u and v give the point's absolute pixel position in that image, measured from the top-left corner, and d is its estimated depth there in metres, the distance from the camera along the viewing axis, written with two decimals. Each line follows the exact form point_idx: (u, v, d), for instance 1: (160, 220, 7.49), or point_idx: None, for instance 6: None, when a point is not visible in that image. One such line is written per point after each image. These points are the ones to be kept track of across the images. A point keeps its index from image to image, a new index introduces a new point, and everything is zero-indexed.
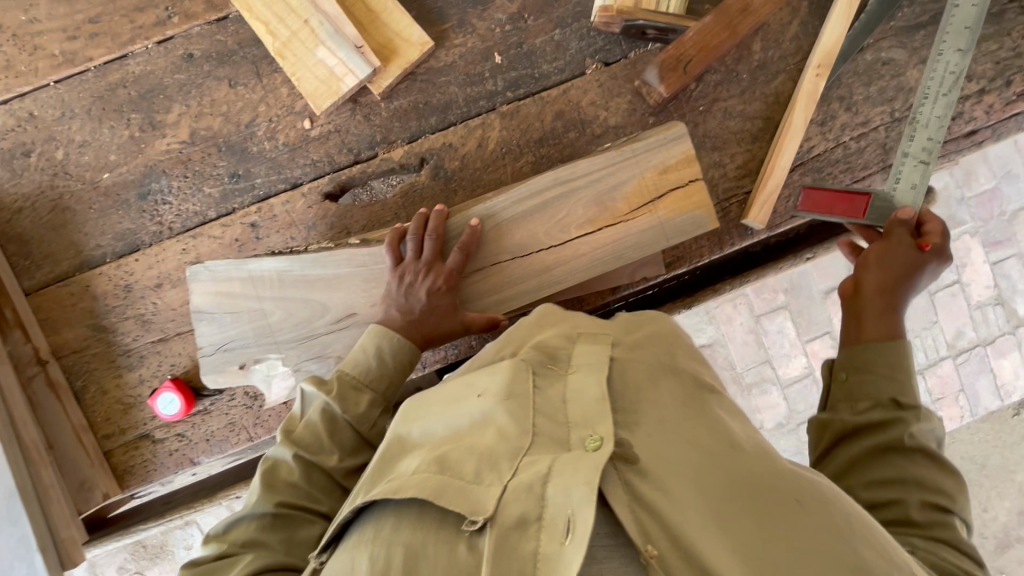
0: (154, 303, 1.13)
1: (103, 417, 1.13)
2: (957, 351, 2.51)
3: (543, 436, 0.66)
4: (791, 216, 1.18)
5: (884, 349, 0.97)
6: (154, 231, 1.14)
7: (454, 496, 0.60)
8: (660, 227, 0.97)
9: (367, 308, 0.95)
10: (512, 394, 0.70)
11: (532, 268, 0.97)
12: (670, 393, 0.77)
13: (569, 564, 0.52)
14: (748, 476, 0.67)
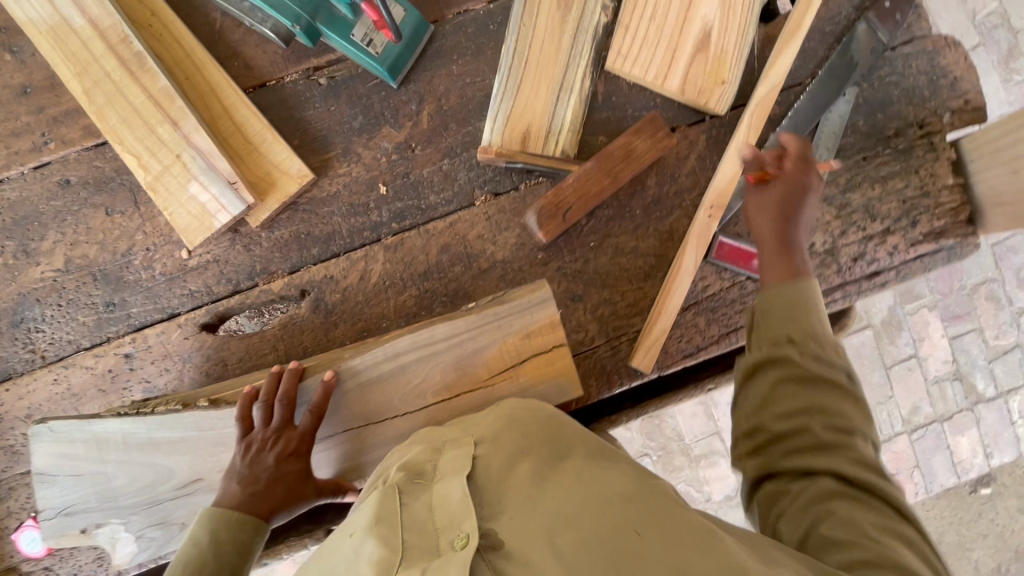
0: (24, 434, 1.11)
1: None
2: (912, 426, 2.37)
3: (413, 549, 0.59)
4: (683, 356, 1.14)
5: (784, 292, 0.88)
6: (27, 360, 1.12)
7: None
8: (523, 393, 0.95)
9: (213, 473, 0.92)
10: (380, 516, 0.64)
11: (389, 430, 0.94)
12: (533, 468, 0.70)
13: None
14: (609, 516, 0.59)
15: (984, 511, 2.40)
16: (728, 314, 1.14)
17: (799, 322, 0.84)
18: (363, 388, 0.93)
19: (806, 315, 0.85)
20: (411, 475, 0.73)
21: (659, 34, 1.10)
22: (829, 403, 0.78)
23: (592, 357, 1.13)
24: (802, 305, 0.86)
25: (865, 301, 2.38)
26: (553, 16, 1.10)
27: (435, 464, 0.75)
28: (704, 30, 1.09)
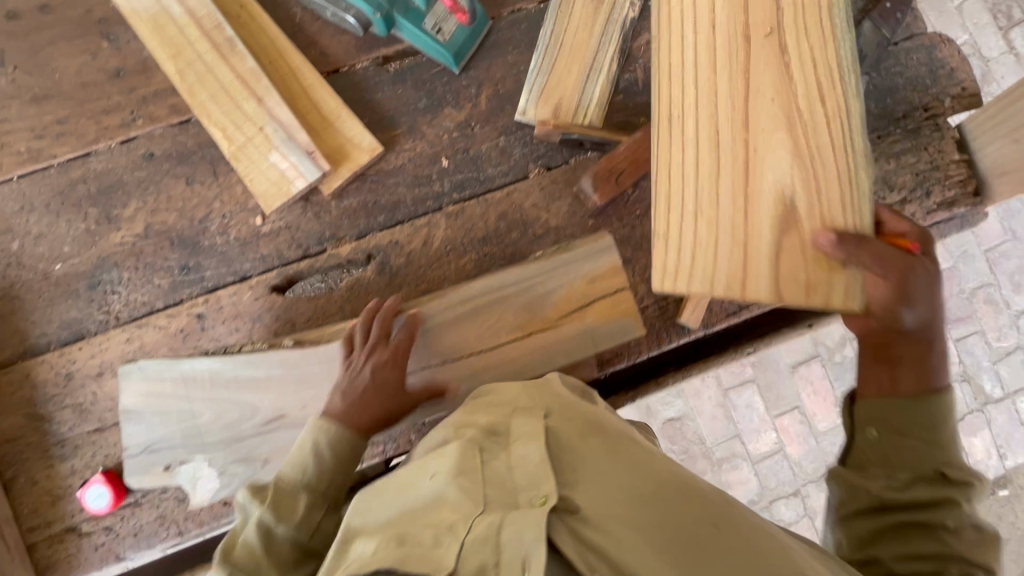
0: (93, 393, 1.14)
1: (32, 509, 1.12)
2: None
3: (493, 504, 0.71)
4: (726, 315, 1.21)
5: (934, 402, 0.90)
6: (101, 321, 1.16)
7: (419, 562, 0.65)
8: (588, 334, 1.01)
9: (294, 412, 0.96)
10: (461, 468, 0.75)
11: (465, 368, 0.99)
12: (599, 442, 0.83)
13: None
14: (680, 552, 0.70)
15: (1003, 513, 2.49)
16: None
17: (936, 450, 0.87)
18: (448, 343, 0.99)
19: (942, 433, 0.89)
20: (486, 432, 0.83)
21: None
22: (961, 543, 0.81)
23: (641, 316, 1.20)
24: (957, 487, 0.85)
25: None
26: (587, 5, 1.23)
27: (507, 422, 0.85)
28: (777, 256, 0.97)
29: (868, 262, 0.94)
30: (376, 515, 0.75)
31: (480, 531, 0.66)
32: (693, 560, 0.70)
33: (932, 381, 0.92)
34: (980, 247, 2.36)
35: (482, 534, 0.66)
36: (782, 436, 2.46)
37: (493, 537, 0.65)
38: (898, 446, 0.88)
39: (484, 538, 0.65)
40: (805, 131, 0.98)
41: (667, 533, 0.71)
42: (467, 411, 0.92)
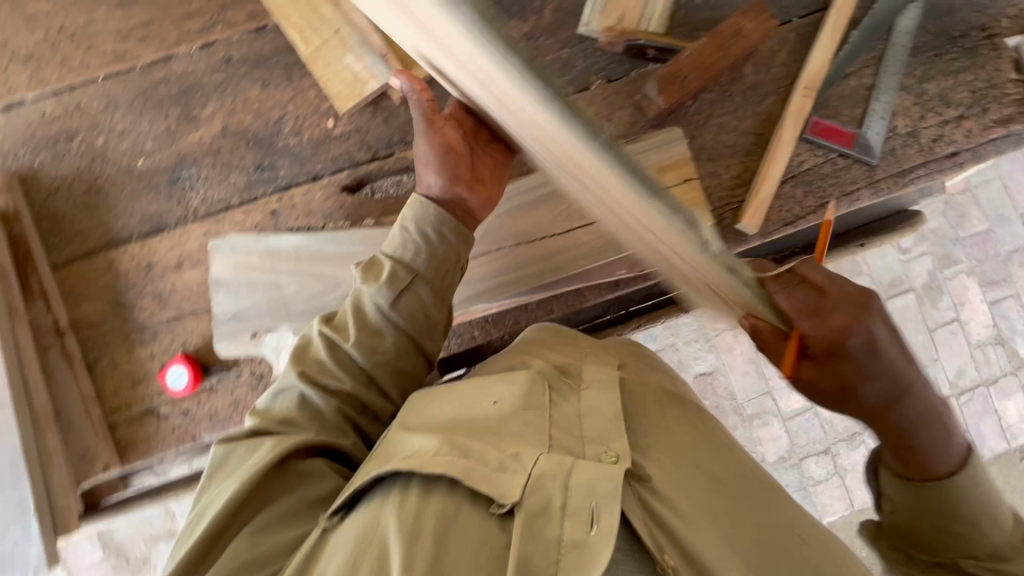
0: (171, 282, 1.19)
1: (112, 390, 1.16)
2: (960, 390, 2.50)
3: (558, 445, 0.77)
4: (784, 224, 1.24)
5: (943, 481, 0.77)
6: (181, 215, 1.21)
7: (482, 480, 0.71)
8: None
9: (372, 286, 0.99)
10: (529, 403, 0.82)
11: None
12: (673, 417, 0.94)
13: (597, 552, 0.64)
14: (739, 521, 0.81)
15: None
16: (822, 187, 1.25)
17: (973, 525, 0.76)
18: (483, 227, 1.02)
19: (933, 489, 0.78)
20: (558, 371, 0.91)
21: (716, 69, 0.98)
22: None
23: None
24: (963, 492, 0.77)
25: (905, 267, 2.50)
26: None
27: (578, 367, 0.94)
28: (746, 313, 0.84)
29: (808, 329, 0.78)
30: (431, 421, 0.82)
31: (549, 469, 0.71)
32: (750, 538, 0.79)
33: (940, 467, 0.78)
34: (1017, 209, 2.50)
35: (557, 466, 0.71)
36: None
37: (567, 466, 0.71)
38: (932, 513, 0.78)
39: (553, 475, 0.70)
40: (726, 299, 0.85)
41: (732, 520, 0.80)
42: (539, 340, 1.03)
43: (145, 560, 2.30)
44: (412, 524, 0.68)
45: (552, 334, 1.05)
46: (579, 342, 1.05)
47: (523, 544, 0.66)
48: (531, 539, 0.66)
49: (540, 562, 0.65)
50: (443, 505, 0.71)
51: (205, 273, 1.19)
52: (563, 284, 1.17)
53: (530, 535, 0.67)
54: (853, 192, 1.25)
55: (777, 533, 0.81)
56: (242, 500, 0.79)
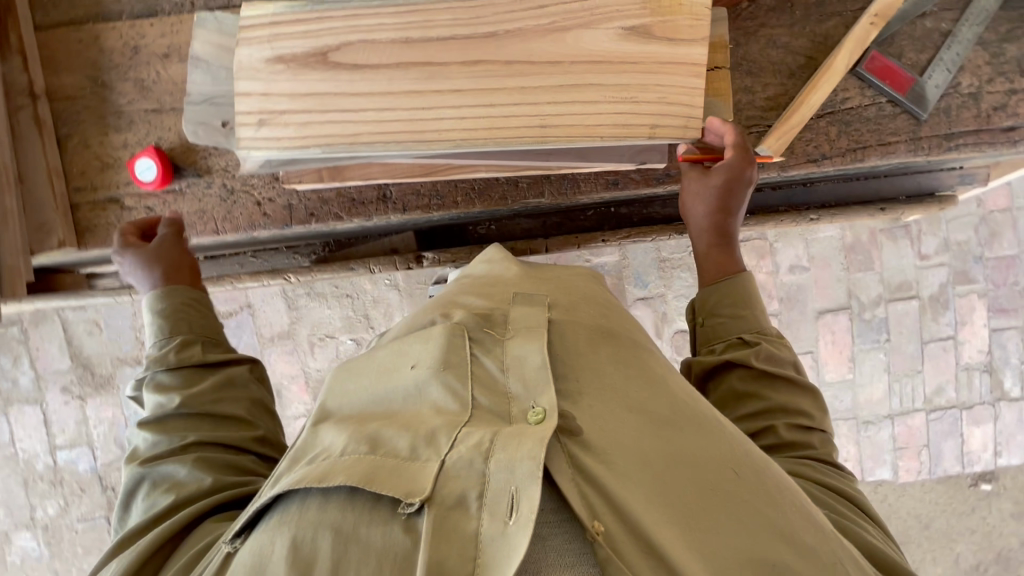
0: (157, 72, 1.12)
1: (80, 171, 1.13)
2: (933, 406, 2.46)
3: (482, 410, 0.72)
4: (807, 161, 1.15)
5: (731, 288, 1.08)
6: (177, 3, 1.13)
7: (389, 479, 0.64)
8: (691, 93, 0.92)
9: (342, 97, 0.90)
10: (448, 361, 0.76)
11: (525, 106, 0.91)
12: (606, 357, 0.82)
13: (512, 543, 0.58)
14: (669, 464, 0.71)
15: (979, 507, 2.53)
16: (860, 131, 1.15)
17: (747, 319, 1.06)
18: (421, 117, 0.90)
19: (746, 309, 1.06)
20: (482, 320, 0.81)
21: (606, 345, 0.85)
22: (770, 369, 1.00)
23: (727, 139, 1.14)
24: (741, 294, 1.07)
25: (918, 273, 2.41)
26: None
27: (504, 312, 0.84)
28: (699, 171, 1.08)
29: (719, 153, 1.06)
30: (350, 404, 0.78)
31: (463, 456, 0.65)
32: (685, 494, 0.69)
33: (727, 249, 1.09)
34: None
35: (471, 451, 0.65)
36: None
37: (484, 447, 0.65)
38: (715, 324, 1.07)
39: (468, 460, 0.64)
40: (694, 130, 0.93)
41: (672, 475, 0.70)
42: (466, 290, 0.94)
43: (110, 379, 2.36)
44: (308, 551, 0.62)
45: (484, 286, 0.94)
46: (510, 283, 0.93)
47: (435, 546, 0.60)
48: (443, 541, 0.60)
49: (455, 563, 0.59)
50: (341, 520, 0.63)
51: None
52: (566, 166, 1.07)
53: (443, 534, 0.60)
54: (891, 143, 1.15)
55: (714, 481, 0.71)
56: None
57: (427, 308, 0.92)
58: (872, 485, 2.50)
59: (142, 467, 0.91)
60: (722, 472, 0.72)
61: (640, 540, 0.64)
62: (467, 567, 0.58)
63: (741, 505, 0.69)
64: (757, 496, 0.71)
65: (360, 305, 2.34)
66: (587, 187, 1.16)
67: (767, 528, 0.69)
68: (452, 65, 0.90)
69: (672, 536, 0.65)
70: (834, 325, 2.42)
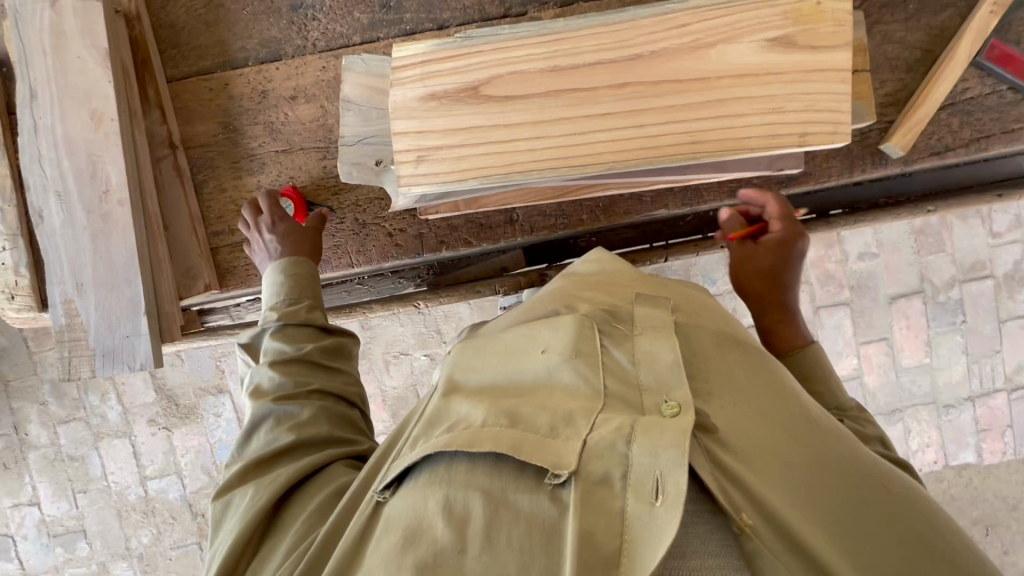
0: (285, 114, 1.16)
1: (217, 215, 1.16)
2: (1014, 385, 2.35)
3: (613, 399, 0.63)
4: (930, 154, 1.15)
5: (803, 362, 1.01)
6: (299, 45, 1.16)
7: (534, 450, 0.57)
8: (835, 98, 0.93)
9: (496, 129, 0.93)
10: (579, 350, 0.68)
11: (674, 124, 0.93)
12: (734, 359, 0.74)
13: (664, 525, 0.51)
14: (808, 471, 0.64)
15: None
16: (982, 120, 1.15)
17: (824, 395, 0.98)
18: (573, 142, 0.93)
19: (823, 384, 0.99)
20: (609, 313, 0.73)
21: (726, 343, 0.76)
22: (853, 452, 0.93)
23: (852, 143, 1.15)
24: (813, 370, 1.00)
25: (990, 252, 2.31)
26: None
27: (631, 309, 0.74)
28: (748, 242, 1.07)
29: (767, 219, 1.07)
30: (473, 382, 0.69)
31: (604, 437, 0.57)
32: (828, 501, 0.63)
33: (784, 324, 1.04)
34: None
35: (612, 433, 0.57)
36: (863, 363, 2.35)
37: (626, 432, 0.57)
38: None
39: (611, 440, 0.57)
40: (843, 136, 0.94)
41: (813, 481, 0.64)
42: (578, 286, 0.83)
43: (194, 409, 2.42)
44: (461, 510, 0.56)
45: (595, 277, 0.86)
46: (627, 280, 0.84)
47: (581, 519, 0.53)
48: (590, 515, 0.53)
49: (604, 537, 0.52)
50: (489, 485, 0.57)
51: (320, 109, 1.15)
52: (695, 178, 1.08)
53: (591, 507, 0.54)
54: (1014, 131, 1.14)
55: (856, 494, 0.65)
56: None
57: (537, 300, 0.84)
58: (957, 469, 2.39)
59: (271, 401, 0.88)
60: (859, 486, 0.66)
61: (788, 543, 0.58)
62: (614, 540, 0.52)
63: (879, 523, 0.64)
64: (896, 515, 0.65)
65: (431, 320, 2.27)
66: (709, 196, 1.17)
67: (910, 550, 0.63)
68: (600, 89, 0.92)
69: (816, 540, 0.59)
70: (907, 310, 2.32)
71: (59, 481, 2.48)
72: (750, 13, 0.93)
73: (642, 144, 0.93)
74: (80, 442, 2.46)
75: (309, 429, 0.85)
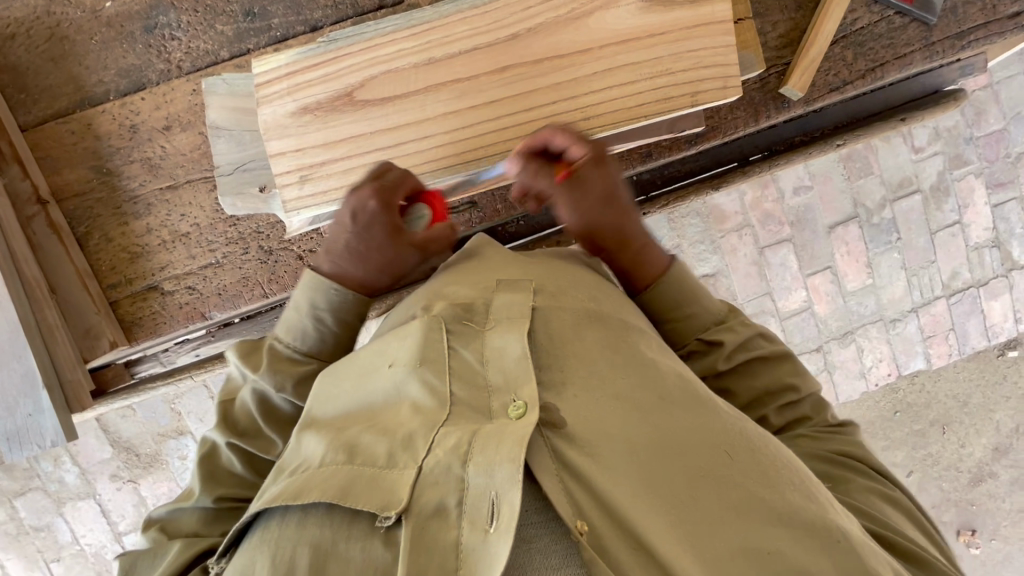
0: (162, 147, 1.07)
1: (108, 267, 1.08)
2: (952, 291, 2.44)
3: (463, 406, 0.60)
4: (829, 90, 1.15)
5: (674, 279, 0.86)
6: (163, 70, 1.07)
7: (365, 490, 0.54)
8: (722, 51, 0.91)
9: (379, 136, 0.88)
10: (425, 357, 0.64)
11: (562, 102, 0.89)
12: (597, 341, 0.68)
13: (494, 554, 0.48)
14: (667, 454, 0.59)
15: (1009, 374, 2.52)
16: (875, 49, 1.15)
17: (702, 308, 0.85)
18: (463, 137, 0.89)
19: (697, 300, 0.86)
20: (460, 309, 0.69)
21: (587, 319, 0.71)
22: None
23: (753, 91, 1.13)
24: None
25: (916, 167, 2.36)
26: None
27: (487, 301, 0.69)
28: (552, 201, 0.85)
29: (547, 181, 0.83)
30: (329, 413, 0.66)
31: (440, 461, 0.54)
32: (687, 487, 0.57)
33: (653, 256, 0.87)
34: None
35: (449, 454, 0.54)
36: (812, 295, 2.39)
37: (463, 450, 0.54)
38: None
39: (447, 468, 0.54)
40: (734, 87, 0.92)
41: (671, 466, 0.59)
42: (448, 278, 0.78)
43: (157, 455, 2.32)
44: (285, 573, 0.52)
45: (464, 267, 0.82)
46: (499, 258, 0.80)
47: (413, 561, 0.49)
48: (420, 556, 0.49)
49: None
50: (319, 535, 0.53)
51: (200, 136, 1.07)
52: None
53: (423, 546, 0.50)
54: (905, 56, 1.15)
55: (723, 475, 0.59)
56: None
57: (413, 297, 0.79)
58: (909, 378, 2.50)
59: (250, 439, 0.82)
60: (727, 458, 0.60)
61: (635, 542, 0.53)
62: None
63: (748, 498, 0.58)
64: (769, 486, 0.59)
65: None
66: (622, 165, 1.15)
67: (780, 524, 0.57)
68: (482, 76, 0.88)
69: (667, 530, 0.54)
70: (847, 235, 2.37)
71: (29, 554, 2.38)
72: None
73: (534, 128, 0.89)
74: (43, 510, 2.35)
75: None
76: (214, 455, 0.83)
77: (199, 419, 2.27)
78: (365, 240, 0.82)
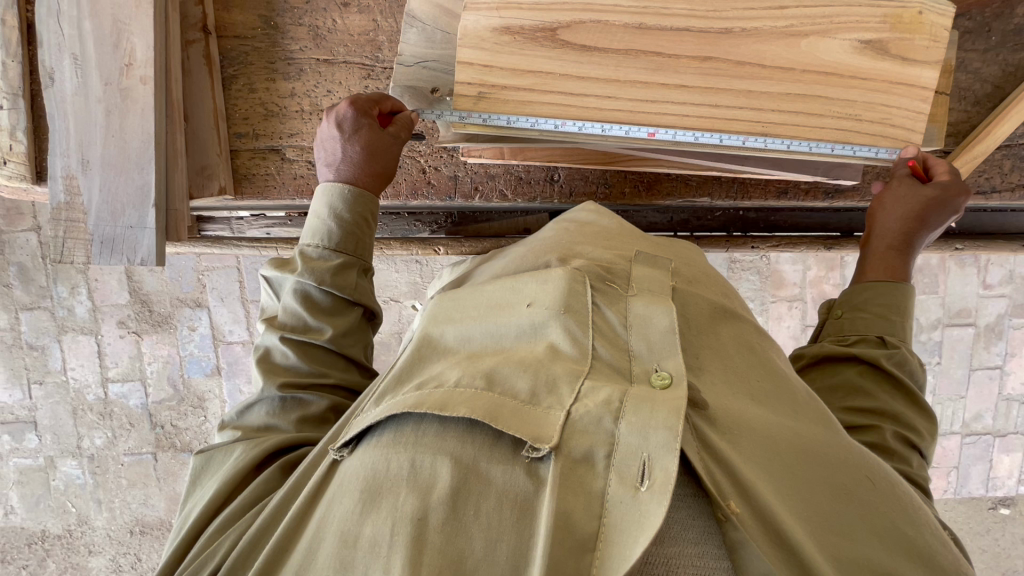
0: (333, 21, 1.07)
1: (242, 116, 1.08)
2: (969, 431, 2.21)
3: (602, 364, 0.60)
4: (975, 191, 1.15)
5: (889, 290, 0.97)
6: None
7: (513, 419, 0.54)
8: (914, 115, 0.91)
9: (566, 79, 0.87)
10: (568, 306, 0.64)
11: (748, 109, 0.89)
12: (729, 336, 0.72)
13: (646, 516, 0.48)
14: (799, 462, 0.61)
15: (993, 529, 2.29)
16: None
17: (893, 321, 0.95)
18: (642, 108, 0.88)
19: (897, 316, 0.96)
20: (602, 271, 0.70)
21: (720, 318, 0.74)
22: (899, 374, 0.90)
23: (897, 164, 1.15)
24: (891, 297, 0.97)
25: (979, 302, 2.12)
26: None
27: (626, 267, 0.72)
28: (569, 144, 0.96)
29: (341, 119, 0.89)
30: (454, 336, 0.66)
31: (590, 411, 0.54)
32: (813, 493, 0.60)
33: (899, 270, 1.00)
34: None
35: (599, 407, 0.54)
36: None
37: (614, 406, 0.54)
38: (854, 319, 0.97)
39: (598, 418, 0.54)
40: None
41: (800, 470, 0.61)
42: (572, 238, 0.80)
43: (167, 318, 2.16)
44: (426, 476, 0.53)
45: (593, 233, 0.81)
46: (625, 235, 0.81)
47: (561, 501, 0.50)
48: (568, 497, 0.51)
49: (582, 518, 0.50)
50: (460, 451, 0.54)
51: (374, 24, 1.07)
52: (746, 172, 1.05)
53: (570, 486, 0.51)
54: None
55: (850, 488, 0.61)
56: (227, 498, 0.70)
57: (531, 248, 0.80)
58: None
59: (291, 334, 0.82)
60: (856, 476, 0.62)
61: (770, 530, 0.54)
62: (592, 524, 0.50)
63: (878, 517, 0.59)
64: (899, 512, 0.61)
65: (428, 272, 2.01)
66: (752, 193, 1.16)
67: (910, 551, 0.58)
68: (684, 57, 0.87)
69: (801, 530, 0.56)
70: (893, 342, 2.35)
71: (14, 368, 2.22)
72: (850, 8, 0.88)
73: (712, 123, 0.89)
74: (43, 331, 2.19)
75: (350, 350, 0.85)
76: (264, 358, 0.82)
77: (221, 298, 2.14)
78: (359, 150, 0.89)
